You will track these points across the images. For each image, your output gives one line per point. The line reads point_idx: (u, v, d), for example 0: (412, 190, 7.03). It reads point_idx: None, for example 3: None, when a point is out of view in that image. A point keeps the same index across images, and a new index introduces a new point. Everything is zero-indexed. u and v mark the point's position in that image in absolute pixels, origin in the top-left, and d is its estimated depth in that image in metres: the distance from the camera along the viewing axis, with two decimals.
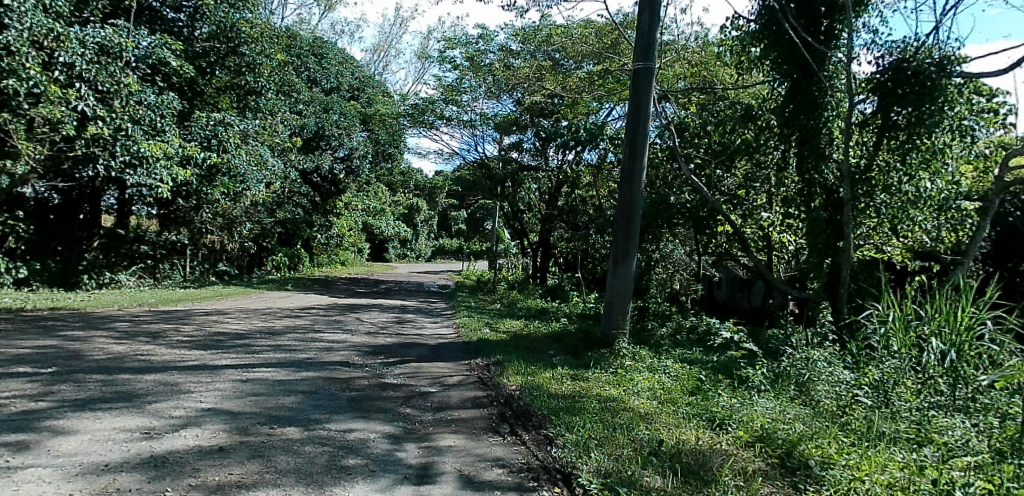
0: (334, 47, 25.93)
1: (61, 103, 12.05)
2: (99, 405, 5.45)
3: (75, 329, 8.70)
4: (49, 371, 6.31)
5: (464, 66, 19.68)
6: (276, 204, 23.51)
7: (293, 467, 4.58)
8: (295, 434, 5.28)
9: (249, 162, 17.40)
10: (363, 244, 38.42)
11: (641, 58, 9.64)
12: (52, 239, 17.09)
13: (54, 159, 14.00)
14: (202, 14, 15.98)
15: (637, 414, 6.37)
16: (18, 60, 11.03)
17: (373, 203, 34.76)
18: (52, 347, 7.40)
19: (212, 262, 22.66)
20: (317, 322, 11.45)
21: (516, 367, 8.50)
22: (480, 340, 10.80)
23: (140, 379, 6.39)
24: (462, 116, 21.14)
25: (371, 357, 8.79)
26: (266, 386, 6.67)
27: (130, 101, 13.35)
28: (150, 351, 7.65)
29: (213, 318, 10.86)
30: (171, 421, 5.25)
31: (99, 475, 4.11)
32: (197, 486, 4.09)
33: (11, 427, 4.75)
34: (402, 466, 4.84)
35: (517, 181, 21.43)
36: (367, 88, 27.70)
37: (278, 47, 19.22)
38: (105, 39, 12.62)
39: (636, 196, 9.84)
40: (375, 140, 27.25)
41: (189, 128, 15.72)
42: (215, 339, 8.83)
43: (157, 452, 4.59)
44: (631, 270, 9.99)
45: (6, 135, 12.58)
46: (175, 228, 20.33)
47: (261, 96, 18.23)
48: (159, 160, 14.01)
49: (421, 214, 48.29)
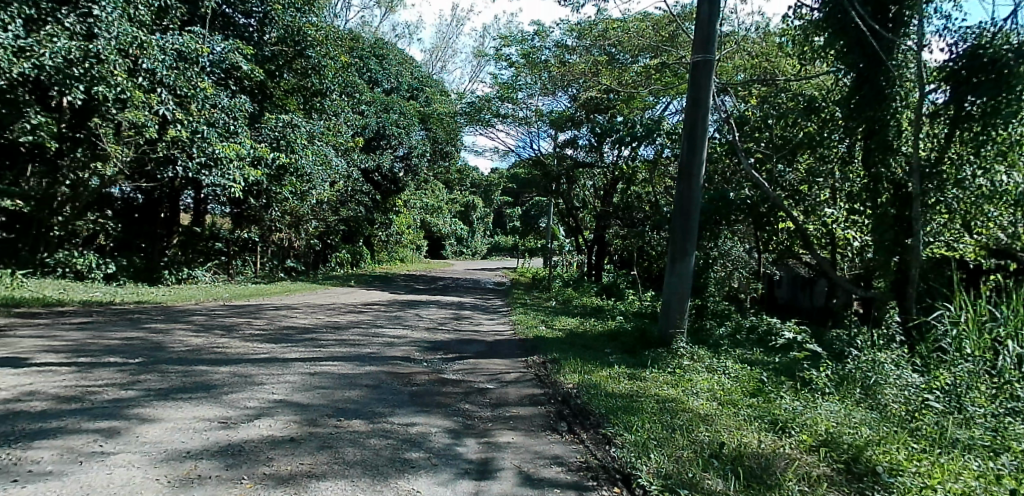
0: (394, 48, 26.44)
1: (144, 107, 12.67)
2: (180, 394, 5.78)
3: (158, 321, 9.20)
4: (136, 361, 6.73)
5: (520, 63, 19.71)
6: (339, 203, 23.56)
7: (359, 459, 4.75)
8: (360, 427, 5.46)
9: (316, 162, 17.92)
10: (421, 242, 39.10)
11: (700, 50, 9.43)
12: (136, 236, 18.25)
13: (139, 163, 14.97)
14: (271, 19, 16.46)
15: (696, 415, 6.29)
16: (106, 68, 11.66)
17: (431, 201, 35.33)
18: (138, 338, 7.87)
19: (280, 258, 23.61)
20: (379, 318, 11.76)
21: (573, 365, 8.53)
22: (537, 337, 10.88)
23: (216, 370, 6.72)
24: (518, 112, 21.26)
25: (431, 353, 8.98)
26: (333, 380, 6.92)
27: (206, 104, 14.00)
28: (225, 344, 8.03)
29: (282, 312, 11.30)
30: (245, 411, 5.52)
31: (183, 462, 4.36)
32: (271, 475, 4.30)
33: (103, 413, 5.08)
34: (462, 461, 4.95)
35: (571, 178, 21.43)
36: (425, 87, 28.18)
37: (342, 49, 19.75)
38: (183, 47, 13.18)
39: (696, 192, 9.69)
40: (433, 139, 27.72)
41: (260, 129, 16.43)
42: (285, 333, 9.20)
43: (234, 440, 4.85)
44: (689, 267, 9.85)
45: (97, 137, 13.55)
46: (247, 226, 20.82)
47: (326, 97, 18.87)
48: (233, 161, 14.52)
49: (478, 212, 48.76)
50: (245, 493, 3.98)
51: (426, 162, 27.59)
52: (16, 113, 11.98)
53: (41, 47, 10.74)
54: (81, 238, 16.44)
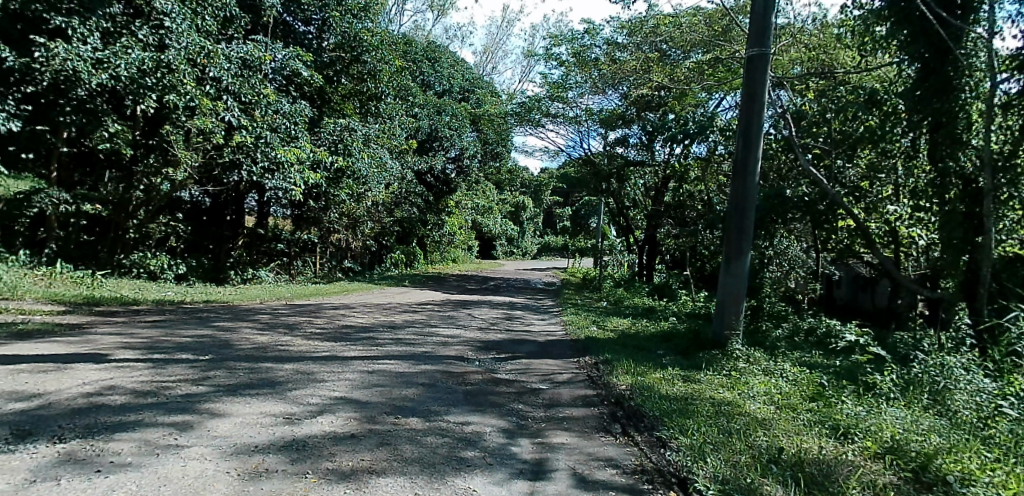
0: (446, 51, 26.74)
1: (211, 114, 13.45)
2: (247, 390, 6.01)
3: (225, 320, 9.60)
4: (206, 358, 7.04)
5: (570, 62, 19.62)
6: (394, 204, 24.02)
7: (416, 456, 4.84)
8: (417, 425, 5.57)
9: (371, 164, 18.26)
10: (472, 243, 39.40)
11: (754, 44, 9.25)
12: (204, 238, 19.05)
13: (207, 168, 15.58)
14: (329, 26, 17.00)
15: (753, 419, 6.15)
16: (177, 77, 12.41)
17: (481, 202, 35.65)
18: (207, 336, 8.23)
19: (339, 259, 24.07)
20: (433, 317, 11.94)
21: (626, 367, 8.46)
22: (589, 338, 10.84)
23: (280, 367, 6.97)
24: (568, 112, 21.20)
25: (484, 353, 9.06)
26: (389, 378, 7.08)
27: (269, 110, 14.50)
28: (288, 342, 8.30)
29: (340, 312, 11.62)
30: (308, 408, 5.71)
31: (251, 455, 4.54)
32: (334, 470, 4.43)
33: (177, 408, 5.34)
34: (517, 461, 4.99)
35: (622, 177, 21.22)
36: (477, 89, 28.42)
37: (396, 53, 20.13)
38: (247, 54, 13.68)
39: (750, 190, 9.49)
40: (484, 140, 27.89)
41: (319, 134, 16.94)
42: (343, 332, 9.44)
43: (298, 436, 5.02)
44: (745, 267, 9.63)
45: (168, 144, 14.34)
46: (308, 228, 21.37)
47: (381, 100, 19.21)
48: (294, 165, 14.99)
49: (527, 212, 48.84)
50: (311, 487, 4.12)
51: (476, 162, 27.85)
52: (95, 122, 12.59)
53: (117, 59, 11.45)
54: (154, 240, 17.16)
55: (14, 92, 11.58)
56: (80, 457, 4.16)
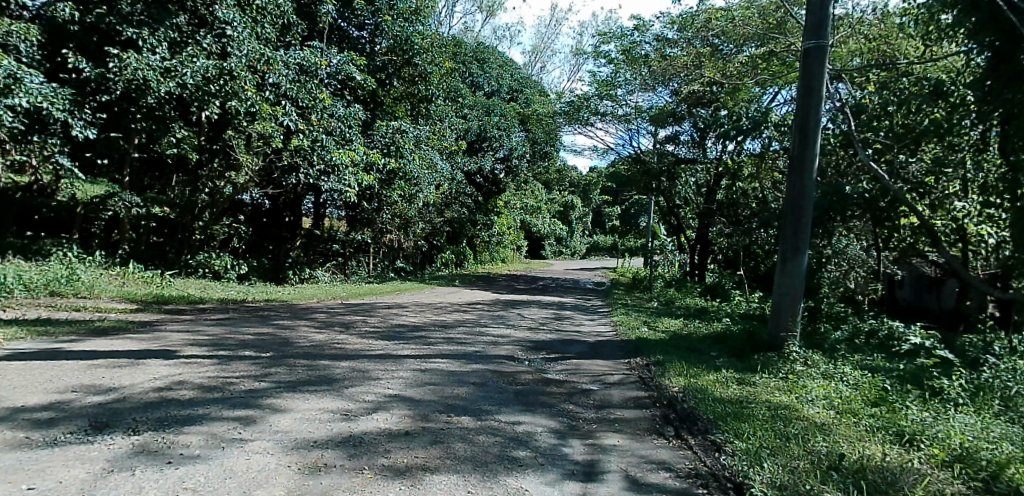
0: (495, 51, 26.88)
1: (271, 119, 13.87)
2: (306, 387, 6.20)
3: (284, 318, 9.92)
4: (267, 355, 7.29)
5: (619, 59, 19.44)
6: (444, 204, 24.22)
7: (468, 455, 4.89)
8: (469, 424, 5.62)
9: (422, 165, 18.51)
10: (521, 242, 39.49)
11: (811, 36, 8.96)
12: (264, 239, 19.92)
13: (267, 172, 16.16)
14: (382, 30, 17.41)
15: (812, 424, 5.97)
16: (238, 83, 12.96)
17: (530, 202, 35.69)
18: (268, 334, 8.52)
19: (391, 259, 23.95)
20: (483, 317, 12.04)
21: (678, 369, 8.33)
22: (640, 339, 10.73)
23: (337, 365, 7.15)
24: (617, 110, 21.01)
25: (534, 353, 9.07)
26: (441, 377, 7.17)
27: (325, 114, 14.90)
28: (343, 340, 8.51)
29: (393, 311, 11.83)
30: (364, 405, 5.84)
31: (310, 450, 4.68)
32: (389, 466, 4.52)
33: (241, 403, 5.55)
34: (569, 461, 4.97)
35: (673, 175, 20.89)
36: (525, 89, 28.45)
37: (445, 55, 20.38)
38: (303, 61, 14.01)
39: (808, 187, 9.18)
40: (532, 140, 27.88)
41: (372, 137, 17.27)
42: (396, 331, 9.62)
43: (355, 432, 5.15)
44: (802, 267, 9.33)
45: (230, 148, 14.89)
46: (362, 228, 21.43)
47: (431, 102, 19.40)
48: (348, 167, 15.34)
49: (576, 211, 48.64)
50: (367, 483, 4.21)
51: (525, 162, 27.93)
52: (164, 129, 13.33)
53: (183, 68, 12.27)
54: (217, 241, 17.93)
55: (90, 101, 12.36)
56: (153, 449, 4.37)
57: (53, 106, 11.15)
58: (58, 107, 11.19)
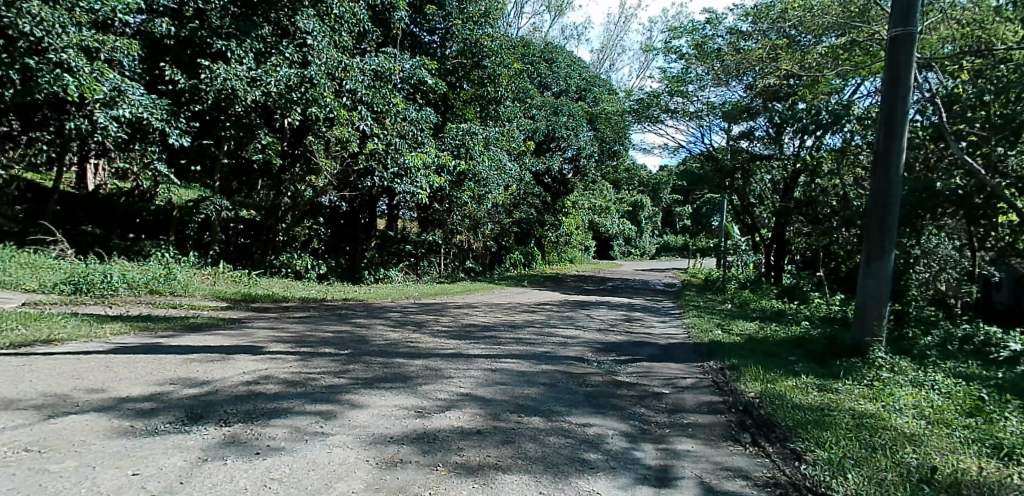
0: (563, 50, 26.88)
1: (348, 124, 14.34)
2: (382, 384, 6.39)
3: (360, 317, 10.26)
4: (346, 353, 7.55)
5: (691, 55, 19.03)
6: (513, 205, 24.32)
7: (540, 455, 4.90)
8: (539, 424, 5.64)
9: (492, 167, 18.71)
10: (589, 242, 39.30)
11: (898, 24, 8.51)
12: (342, 240, 20.36)
13: (344, 175, 16.56)
14: (452, 33, 17.81)
15: (901, 434, 5.66)
16: (318, 91, 13.50)
17: (599, 202, 35.42)
18: (346, 331, 8.84)
19: (461, 260, 24.22)
20: (552, 318, 12.05)
21: (755, 373, 8.07)
22: (713, 342, 10.45)
23: (410, 363, 7.33)
24: (688, 107, 20.62)
25: (604, 354, 9.00)
26: (512, 377, 7.22)
27: (399, 118, 15.23)
28: (416, 339, 8.72)
29: (464, 311, 12.02)
30: (437, 403, 5.96)
31: (387, 446, 4.81)
32: (462, 464, 4.59)
33: (322, 398, 5.78)
34: (641, 466, 4.90)
35: (747, 172, 20.21)
36: (593, 88, 28.26)
37: (514, 56, 20.53)
38: (378, 66, 14.59)
39: (895, 184, 8.70)
40: (601, 139, 27.66)
41: (442, 139, 17.55)
42: (467, 330, 9.78)
43: (429, 429, 5.26)
44: (889, 267, 8.83)
45: (311, 153, 15.47)
46: (433, 229, 21.60)
47: (500, 104, 19.56)
48: (420, 170, 15.64)
49: (646, 211, 47.98)
50: (441, 479, 4.29)
51: (594, 162, 27.79)
52: (250, 135, 13.93)
53: (268, 77, 12.98)
54: (299, 242, 19.08)
55: (185, 110, 13.20)
56: (242, 440, 4.61)
57: (153, 116, 12.20)
58: (156, 117, 12.20)
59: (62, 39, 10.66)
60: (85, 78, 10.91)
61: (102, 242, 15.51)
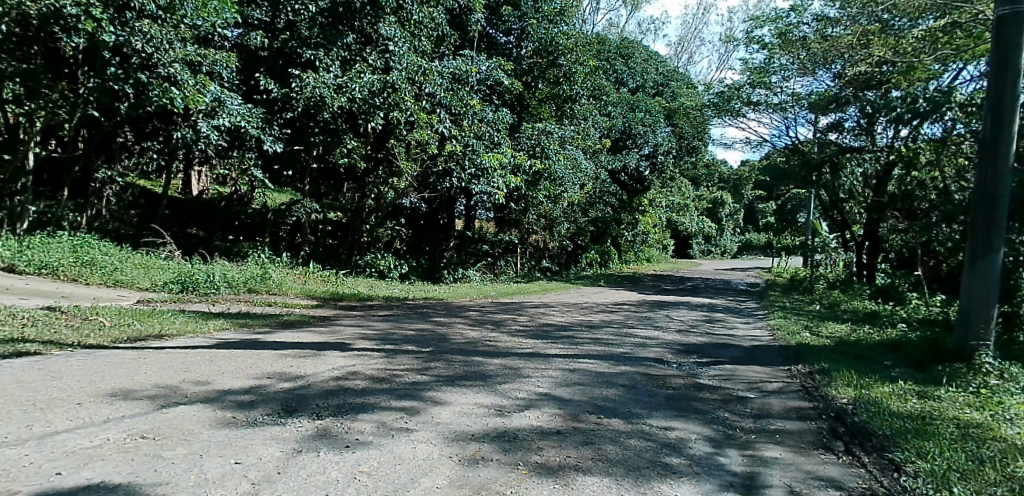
0: (640, 46, 26.51)
1: (428, 127, 14.76)
2: (462, 382, 6.52)
3: (440, 315, 10.49)
4: (427, 350, 7.75)
5: (774, 44, 18.31)
6: (589, 204, 24.11)
7: (621, 458, 4.87)
8: (620, 426, 5.59)
9: (568, 165, 18.62)
10: (667, 241, 38.45)
11: (1005, 2, 7.88)
12: (423, 240, 20.97)
13: (424, 177, 16.81)
14: (528, 33, 17.96)
15: (1013, 447, 5.26)
16: (400, 95, 14.02)
17: (677, 199, 34.63)
18: (427, 329, 9.07)
19: (537, 259, 24.25)
20: (630, 318, 11.90)
21: (847, 378, 7.69)
22: (801, 345, 10.01)
23: (489, 362, 7.43)
24: (772, 98, 19.88)
25: (685, 356, 8.82)
26: (591, 377, 7.20)
27: (475, 120, 15.54)
28: (495, 337, 8.83)
29: (541, 310, 12.05)
30: (516, 402, 6.03)
31: (469, 443, 4.91)
32: (543, 464, 4.62)
33: (406, 394, 5.96)
34: (726, 472, 4.77)
35: (836, 166, 19.20)
36: (671, 82, 27.66)
37: (589, 53, 20.40)
38: (456, 69, 15.07)
39: (1004, 175, 8.04)
40: (680, 134, 27.04)
41: (518, 139, 17.66)
42: (544, 330, 9.80)
43: (509, 428, 5.32)
44: (998, 265, 8.18)
45: (393, 156, 15.92)
46: (509, 229, 21.99)
47: (576, 102, 19.47)
48: (497, 170, 15.76)
49: (726, 208, 46.55)
50: (522, 478, 4.34)
51: (672, 158, 27.22)
52: (338, 141, 14.44)
53: (353, 83, 13.54)
54: (382, 243, 19.00)
55: (277, 118, 13.91)
56: (332, 433, 4.82)
57: (249, 124, 12.91)
58: (253, 125, 12.90)
59: (170, 55, 11.46)
60: (189, 90, 11.68)
61: (205, 243, 16.70)
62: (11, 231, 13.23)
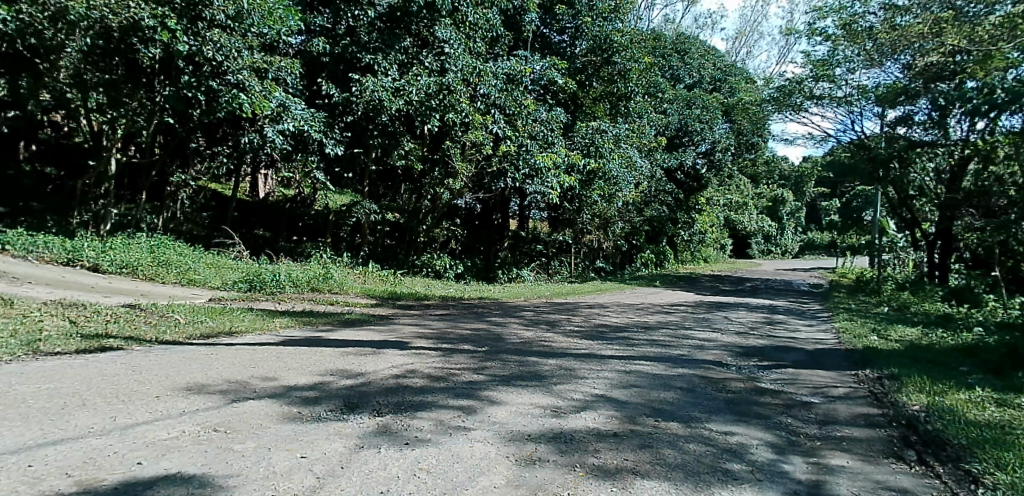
0: (697, 41, 26.06)
1: (482, 128, 14.99)
2: (518, 382, 6.55)
3: (496, 315, 10.57)
4: (483, 350, 7.82)
5: (838, 36, 17.65)
6: (644, 203, 23.81)
7: (680, 462, 4.79)
8: (678, 430, 5.51)
9: (623, 164, 18.41)
10: (725, 240, 37.58)
11: None
12: (477, 241, 21.10)
13: (479, 178, 16.90)
14: (582, 31, 17.96)
15: None
16: (455, 97, 14.20)
17: (735, 197, 33.79)
18: (483, 329, 9.16)
19: (591, 259, 24.10)
20: (687, 319, 11.68)
21: (919, 384, 7.35)
22: (868, 349, 9.62)
23: (545, 362, 7.44)
24: (836, 92, 19.17)
25: (745, 359, 8.62)
26: (647, 379, 7.12)
27: (529, 120, 15.63)
28: (550, 338, 8.83)
29: (596, 310, 11.98)
30: (572, 403, 6.02)
31: (526, 443, 4.93)
32: (600, 467, 4.60)
33: (463, 393, 6.04)
34: (790, 480, 4.63)
35: (905, 161, 18.35)
36: (730, 78, 27.05)
37: (644, 50, 20.15)
38: (510, 70, 15.16)
39: None
40: (738, 131, 26.37)
41: (572, 138, 17.59)
42: (600, 331, 9.74)
43: (565, 429, 5.33)
44: None
45: (449, 158, 15.97)
46: (563, 229, 22.01)
47: (631, 99, 19.27)
48: (551, 170, 15.70)
49: (787, 206, 45.17)
50: (579, 480, 4.33)
51: (729, 156, 26.61)
52: (396, 143, 14.74)
53: (410, 86, 13.81)
54: (439, 243, 19.60)
55: (339, 122, 14.36)
56: (392, 430, 4.93)
57: (312, 128, 13.36)
58: (315, 129, 13.36)
59: (238, 63, 11.91)
60: (256, 96, 12.06)
61: (270, 243, 17.36)
62: (96, 232, 13.86)
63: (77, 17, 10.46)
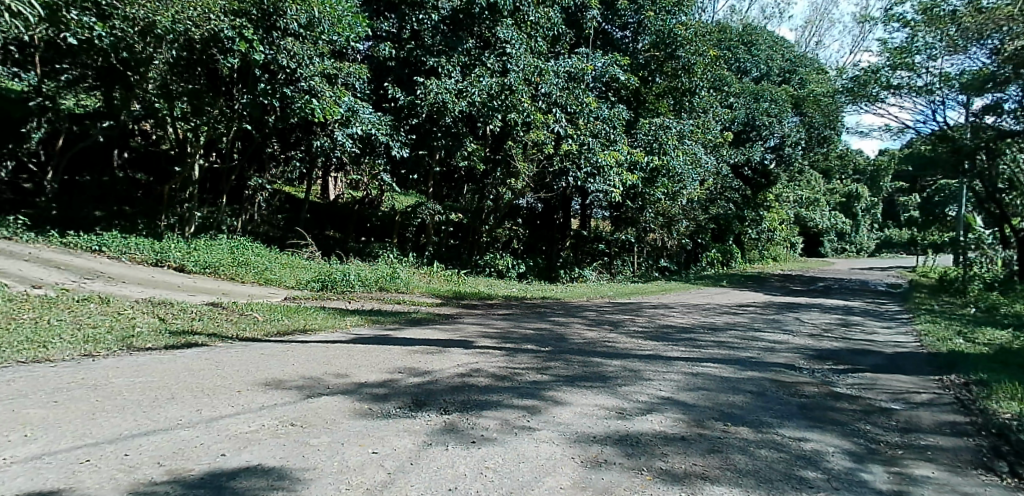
0: (765, 31, 25.27)
1: (544, 127, 14.95)
2: (582, 382, 6.53)
3: (558, 315, 10.55)
4: (546, 350, 7.83)
5: (918, 21, 16.73)
6: (709, 200, 23.32)
7: (752, 469, 4.67)
8: (749, 435, 5.37)
9: (687, 161, 18.03)
10: (795, 238, 36.25)
11: None
12: (539, 240, 21.05)
13: (541, 177, 17.00)
14: (644, 26, 17.65)
15: None
16: (517, 97, 14.24)
17: (806, 193, 32.58)
18: (546, 329, 9.17)
19: (655, 258, 23.74)
20: (756, 320, 11.35)
21: (1011, 391, 6.89)
22: (953, 353, 9.08)
23: (609, 363, 7.39)
24: (916, 81, 18.18)
25: (818, 362, 8.30)
26: (715, 382, 6.95)
27: (591, 117, 15.51)
28: (614, 338, 8.76)
29: (661, 311, 11.78)
30: (638, 405, 5.95)
31: (591, 445, 4.92)
32: (668, 471, 4.54)
33: (528, 393, 6.06)
34: (869, 489, 4.44)
35: (993, 153, 17.24)
36: (800, 69, 26.10)
37: (709, 43, 19.68)
38: (572, 68, 15.11)
39: None
40: (809, 124, 25.39)
41: (634, 135, 17.36)
42: (665, 331, 9.58)
43: (632, 431, 5.28)
44: None
45: (511, 158, 16.06)
46: (626, 228, 21.80)
47: (695, 94, 18.86)
48: (613, 167, 15.60)
49: (862, 202, 43.20)
50: (647, 484, 4.28)
51: (800, 150, 25.67)
52: (458, 144, 14.75)
53: (472, 88, 13.97)
54: (500, 243, 19.64)
55: (404, 125, 14.64)
56: (458, 429, 5.01)
57: (379, 131, 13.77)
58: (382, 132, 13.79)
59: (310, 69, 12.35)
60: (326, 101, 12.56)
61: (340, 243, 17.92)
62: (182, 234, 14.71)
63: (164, 30, 11.05)
